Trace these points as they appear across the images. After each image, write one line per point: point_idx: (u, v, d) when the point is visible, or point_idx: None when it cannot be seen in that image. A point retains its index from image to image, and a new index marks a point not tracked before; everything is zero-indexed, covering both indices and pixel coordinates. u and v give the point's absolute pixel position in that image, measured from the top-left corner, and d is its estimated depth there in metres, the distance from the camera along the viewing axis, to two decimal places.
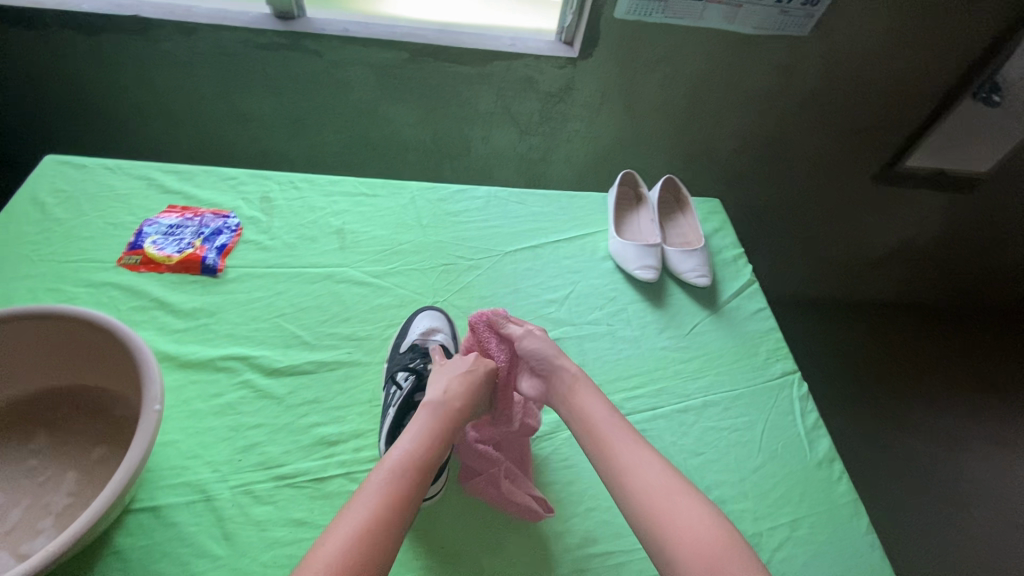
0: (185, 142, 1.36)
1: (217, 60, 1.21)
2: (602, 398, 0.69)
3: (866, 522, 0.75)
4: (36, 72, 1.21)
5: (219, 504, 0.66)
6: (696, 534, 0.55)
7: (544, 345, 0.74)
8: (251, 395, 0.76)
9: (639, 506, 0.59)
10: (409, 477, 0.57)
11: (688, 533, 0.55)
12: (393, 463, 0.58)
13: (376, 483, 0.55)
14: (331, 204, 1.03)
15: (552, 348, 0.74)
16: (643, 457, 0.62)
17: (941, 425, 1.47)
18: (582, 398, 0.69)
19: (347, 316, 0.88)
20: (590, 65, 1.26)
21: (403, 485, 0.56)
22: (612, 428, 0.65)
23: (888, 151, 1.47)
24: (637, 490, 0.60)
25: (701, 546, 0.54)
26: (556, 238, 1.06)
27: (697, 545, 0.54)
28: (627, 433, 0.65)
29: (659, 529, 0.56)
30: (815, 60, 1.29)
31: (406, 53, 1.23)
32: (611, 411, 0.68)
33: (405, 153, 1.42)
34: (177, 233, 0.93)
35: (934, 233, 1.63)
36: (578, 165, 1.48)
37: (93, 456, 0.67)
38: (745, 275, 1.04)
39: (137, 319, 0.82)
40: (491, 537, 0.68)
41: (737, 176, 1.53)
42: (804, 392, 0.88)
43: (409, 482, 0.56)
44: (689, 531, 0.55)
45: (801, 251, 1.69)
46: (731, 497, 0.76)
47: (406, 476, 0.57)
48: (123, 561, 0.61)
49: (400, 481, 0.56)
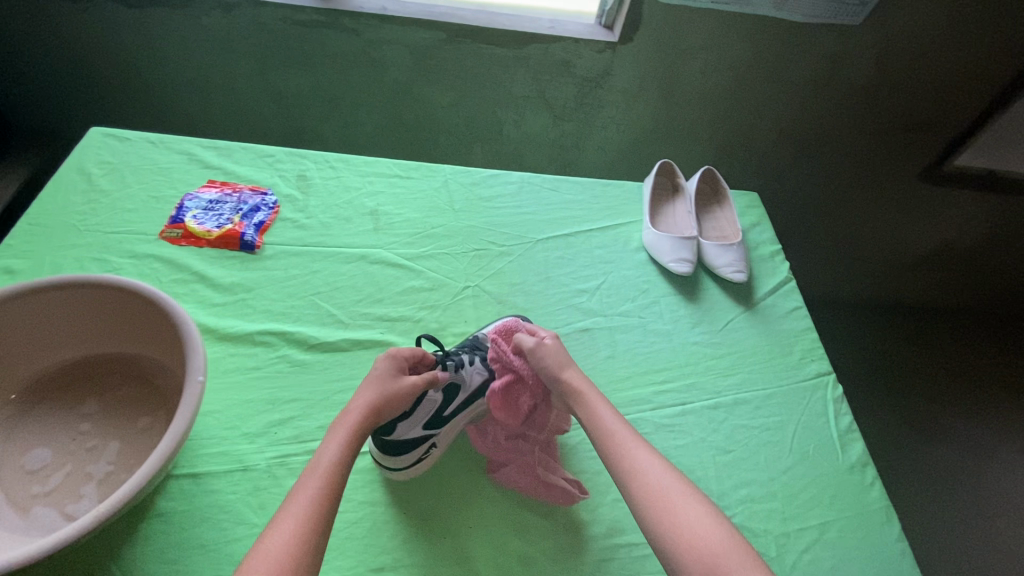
0: (220, 117, 1.38)
1: (257, 36, 1.22)
2: (602, 398, 0.68)
3: (898, 530, 0.74)
4: (81, 43, 1.23)
5: (256, 474, 0.68)
6: (701, 535, 0.54)
7: (558, 355, 0.71)
8: (287, 369, 0.78)
9: (646, 508, 0.58)
10: (328, 490, 0.53)
11: (694, 535, 0.54)
12: (314, 478, 0.54)
13: (299, 502, 0.52)
14: (366, 184, 1.03)
15: (558, 359, 0.71)
16: (650, 459, 0.61)
17: (974, 434, 1.42)
18: (587, 402, 0.67)
19: (381, 297, 0.88)
20: (630, 50, 1.24)
21: (325, 502, 0.53)
22: (617, 430, 0.64)
23: (936, 149, 1.41)
24: (644, 493, 0.59)
25: (704, 545, 0.53)
26: (589, 227, 1.05)
27: (702, 546, 0.53)
28: (630, 434, 0.64)
29: (662, 528, 0.56)
30: (865, 51, 1.25)
31: (444, 34, 1.21)
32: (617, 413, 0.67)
33: (436, 136, 1.41)
34: (216, 208, 0.94)
35: (984, 234, 1.54)
36: (611, 153, 1.45)
37: (139, 424, 0.69)
38: (782, 272, 1.02)
39: (177, 292, 0.84)
40: (520, 521, 0.69)
41: (775, 169, 1.49)
42: (838, 394, 0.86)
43: (332, 498, 0.53)
44: (693, 536, 0.54)
45: (838, 251, 1.64)
46: (759, 496, 0.75)
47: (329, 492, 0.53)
48: (165, 524, 0.63)
49: (322, 497, 0.52)
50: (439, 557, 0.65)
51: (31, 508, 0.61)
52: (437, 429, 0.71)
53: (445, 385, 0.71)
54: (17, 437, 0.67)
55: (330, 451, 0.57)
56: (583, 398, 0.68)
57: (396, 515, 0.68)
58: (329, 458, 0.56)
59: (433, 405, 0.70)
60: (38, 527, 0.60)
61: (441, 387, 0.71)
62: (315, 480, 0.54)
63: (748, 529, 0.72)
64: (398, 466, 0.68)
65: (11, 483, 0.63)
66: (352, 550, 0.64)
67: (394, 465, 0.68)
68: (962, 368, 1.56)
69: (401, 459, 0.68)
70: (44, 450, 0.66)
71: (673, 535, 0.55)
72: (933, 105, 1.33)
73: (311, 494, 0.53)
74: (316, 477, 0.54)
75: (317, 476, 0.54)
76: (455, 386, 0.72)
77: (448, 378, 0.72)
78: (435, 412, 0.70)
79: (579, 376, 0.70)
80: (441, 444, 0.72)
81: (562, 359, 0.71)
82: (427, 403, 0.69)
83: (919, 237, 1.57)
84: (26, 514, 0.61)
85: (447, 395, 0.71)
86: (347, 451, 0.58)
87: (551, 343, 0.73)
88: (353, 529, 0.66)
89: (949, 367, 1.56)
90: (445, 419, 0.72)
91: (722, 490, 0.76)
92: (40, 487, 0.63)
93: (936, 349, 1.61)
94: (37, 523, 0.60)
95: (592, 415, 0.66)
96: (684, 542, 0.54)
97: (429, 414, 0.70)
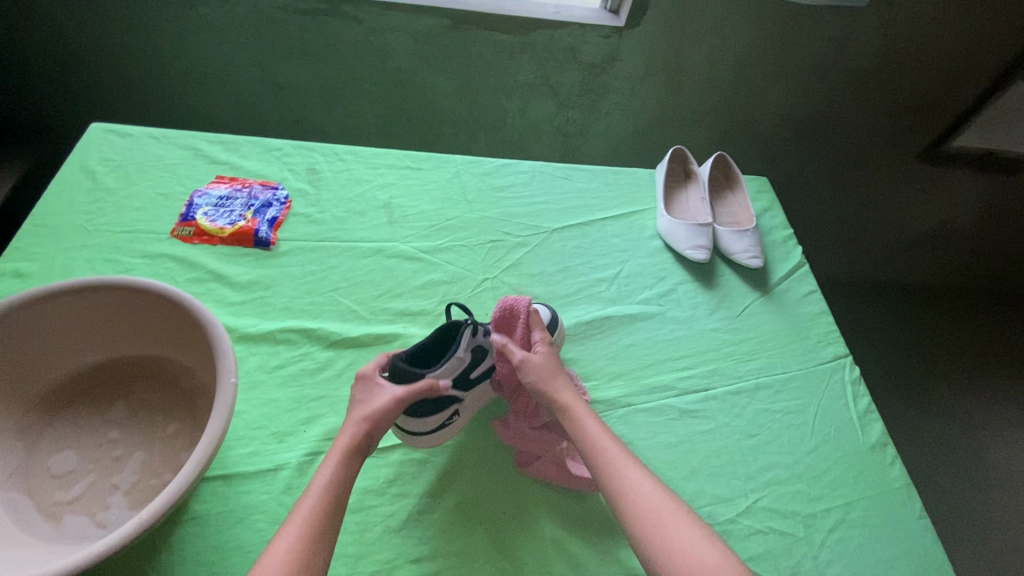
0: (218, 111, 1.34)
1: (256, 27, 1.19)
2: (587, 408, 0.66)
3: (919, 507, 0.76)
4: (74, 36, 1.19)
5: (288, 472, 0.68)
6: (696, 562, 0.53)
7: (535, 366, 0.67)
8: (311, 367, 0.77)
9: (642, 532, 0.56)
10: (310, 538, 0.52)
11: (690, 562, 0.53)
12: (303, 511, 0.54)
13: (277, 556, 0.51)
14: (377, 176, 1.02)
15: (542, 375, 0.67)
16: (640, 477, 0.60)
17: (975, 408, 1.45)
18: (578, 416, 0.65)
19: (400, 291, 0.88)
20: (636, 35, 1.23)
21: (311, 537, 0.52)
22: (606, 445, 0.62)
23: (935, 130, 1.42)
24: (638, 516, 0.57)
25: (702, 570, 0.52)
26: (603, 216, 1.04)
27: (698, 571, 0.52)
28: (620, 449, 0.62)
29: (658, 553, 0.55)
30: (870, 33, 1.25)
31: (447, 20, 1.19)
32: (606, 430, 0.64)
33: (439, 126, 1.39)
34: (227, 205, 0.92)
35: (976, 214, 1.56)
36: (615, 140, 1.44)
37: (168, 430, 0.68)
38: (796, 256, 1.03)
39: (194, 291, 0.82)
40: (552, 507, 0.69)
41: (779, 153, 1.49)
42: (855, 376, 0.88)
43: (319, 533, 0.53)
44: (691, 562, 0.53)
45: (839, 232, 1.65)
46: (786, 478, 0.77)
47: (311, 544, 0.52)
48: (200, 526, 0.63)
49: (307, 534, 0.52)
50: (476, 543, 0.66)
51: (62, 516, 0.60)
52: (462, 391, 0.70)
53: (473, 349, 0.70)
54: (43, 444, 0.65)
55: (312, 495, 0.55)
56: (571, 414, 0.65)
57: (430, 505, 0.68)
58: (311, 504, 0.54)
59: (461, 365, 0.68)
60: (72, 535, 0.59)
61: (470, 348, 0.69)
62: (293, 532, 0.52)
63: (776, 510, 0.73)
64: (420, 429, 0.68)
65: (40, 491, 0.62)
66: (389, 543, 0.64)
67: (418, 428, 0.68)
68: (958, 345, 1.58)
69: (426, 421, 0.67)
70: (71, 456, 0.65)
71: (666, 560, 0.54)
72: (935, 86, 1.35)
73: (290, 547, 0.51)
74: (295, 527, 0.53)
75: (296, 527, 0.53)
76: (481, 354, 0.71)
77: (476, 340, 0.70)
78: (462, 374, 0.69)
79: (546, 390, 0.66)
80: (463, 412, 0.72)
81: (538, 373, 0.67)
82: (454, 362, 0.67)
83: (915, 218, 1.59)
84: (59, 523, 0.60)
85: (475, 357, 0.70)
86: (331, 495, 0.56)
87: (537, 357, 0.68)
88: (389, 522, 0.66)
89: (947, 345, 1.58)
90: (470, 380, 0.71)
91: (749, 473, 0.77)
92: (69, 496, 0.62)
93: (935, 328, 1.62)
94: (71, 531, 0.59)
95: (578, 428, 0.64)
96: (680, 566, 0.53)
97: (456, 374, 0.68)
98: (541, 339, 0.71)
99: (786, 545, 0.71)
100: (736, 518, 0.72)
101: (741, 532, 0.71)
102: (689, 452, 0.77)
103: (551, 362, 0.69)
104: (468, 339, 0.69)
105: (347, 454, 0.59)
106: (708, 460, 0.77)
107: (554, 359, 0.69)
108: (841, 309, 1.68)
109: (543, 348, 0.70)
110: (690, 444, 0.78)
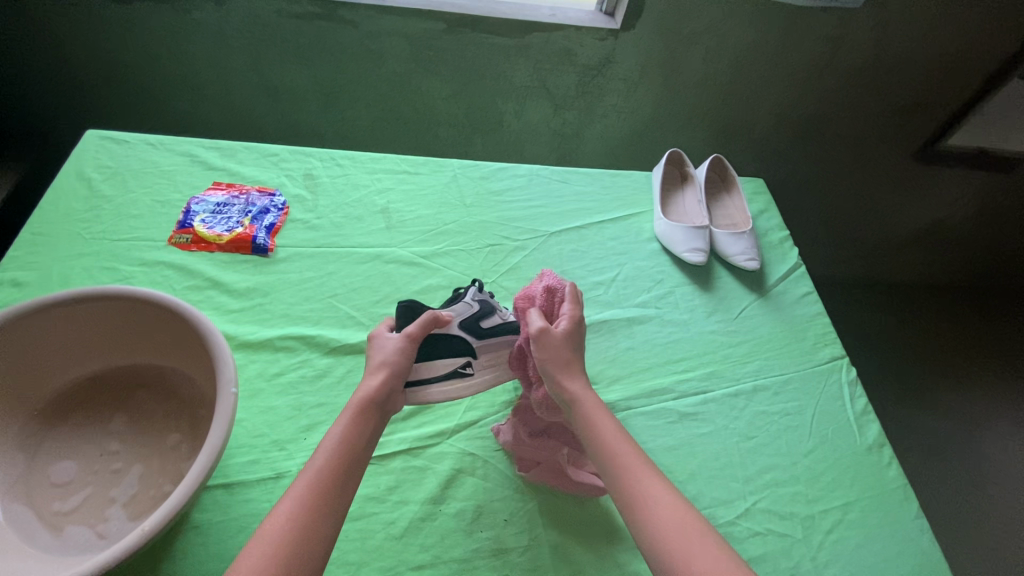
0: (214, 116, 1.34)
1: (250, 31, 1.18)
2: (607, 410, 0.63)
3: (916, 507, 0.77)
4: (69, 42, 1.19)
5: (289, 481, 0.68)
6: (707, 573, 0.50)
7: (553, 345, 0.65)
8: (311, 374, 0.77)
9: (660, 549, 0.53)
10: (303, 520, 0.51)
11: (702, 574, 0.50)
12: (298, 492, 0.53)
13: (274, 528, 0.50)
14: (374, 181, 1.02)
15: (559, 358, 0.65)
16: (659, 487, 0.57)
17: (971, 405, 1.46)
18: (587, 416, 0.62)
19: (399, 296, 0.88)
20: (632, 38, 1.23)
21: (303, 520, 0.51)
22: (624, 452, 0.59)
23: (929, 129, 1.43)
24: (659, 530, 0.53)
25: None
26: (601, 219, 1.05)
27: None
28: (641, 458, 0.59)
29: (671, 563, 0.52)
30: (863, 33, 1.26)
31: (443, 24, 1.19)
32: (622, 431, 0.62)
33: (436, 129, 1.39)
34: (224, 211, 0.92)
35: (970, 212, 1.57)
36: (612, 142, 1.44)
37: (169, 442, 0.68)
38: (793, 258, 1.03)
39: (192, 299, 0.82)
40: (553, 511, 0.70)
41: (774, 154, 1.49)
42: (852, 377, 0.88)
43: (309, 518, 0.51)
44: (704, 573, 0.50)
45: (835, 231, 1.65)
46: (783, 480, 0.77)
47: (312, 510, 0.51)
48: (202, 535, 0.63)
49: (299, 517, 0.51)
50: (477, 550, 0.66)
51: (63, 527, 0.60)
52: (475, 341, 0.71)
53: (478, 300, 0.73)
54: (44, 454, 0.66)
55: (320, 459, 0.55)
56: (585, 412, 0.62)
57: (432, 512, 0.68)
58: (317, 469, 0.54)
59: (468, 311, 0.72)
60: (74, 546, 0.59)
61: (477, 299, 0.73)
62: (295, 497, 0.52)
63: (775, 512, 0.74)
64: (428, 377, 0.68)
65: (40, 502, 0.62)
66: (391, 551, 0.65)
67: (425, 375, 0.68)
68: (953, 343, 1.59)
69: (435, 366, 0.68)
70: (72, 466, 0.65)
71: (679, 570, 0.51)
72: (929, 86, 1.35)
73: (291, 512, 0.51)
74: (298, 491, 0.53)
75: (299, 492, 0.53)
76: (488, 306, 0.73)
77: (483, 295, 0.74)
78: (469, 320, 0.71)
79: (559, 378, 0.64)
80: (478, 367, 0.71)
81: (554, 354, 0.65)
82: (460, 306, 0.72)
83: (909, 216, 1.59)
84: (60, 533, 0.60)
85: (484, 308, 0.73)
86: (339, 460, 0.55)
87: (558, 334, 0.66)
88: (390, 530, 0.66)
89: (942, 342, 1.59)
90: (482, 331, 0.72)
91: (747, 475, 0.77)
92: (68, 506, 0.62)
93: (928, 325, 1.63)
94: (72, 542, 0.59)
95: (593, 428, 0.61)
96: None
97: (464, 320, 0.71)
98: (570, 317, 0.68)
99: (785, 546, 0.71)
100: (735, 520, 0.73)
101: (741, 534, 0.72)
102: (689, 455, 0.78)
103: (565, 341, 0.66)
104: (474, 292, 0.74)
105: (358, 415, 0.59)
106: (707, 463, 0.77)
107: (571, 341, 0.67)
108: (837, 307, 1.69)
109: (566, 328, 0.67)
110: (689, 447, 0.78)
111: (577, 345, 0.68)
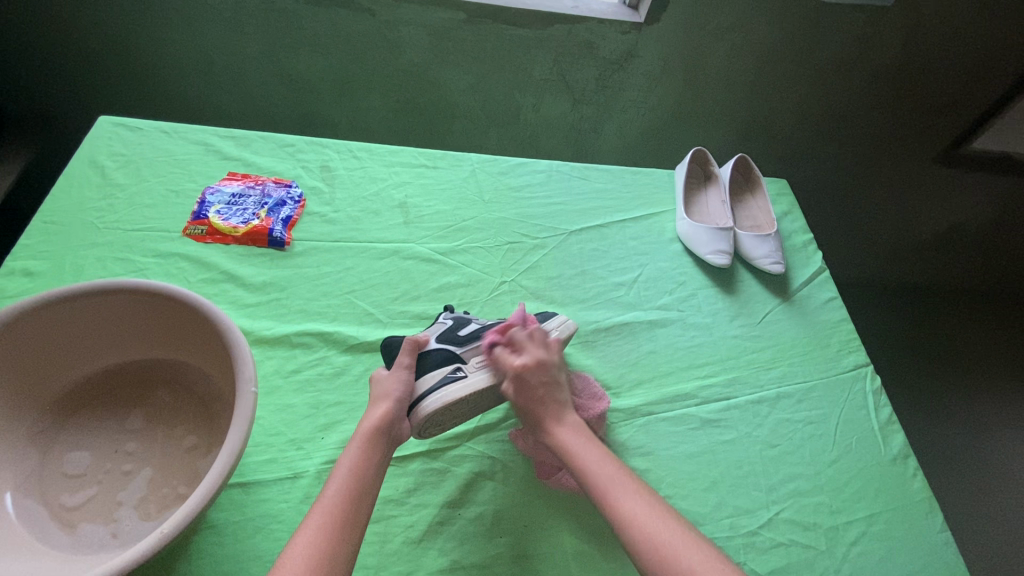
0: (226, 103, 1.32)
1: (265, 17, 1.15)
2: (586, 436, 0.64)
3: (940, 520, 0.75)
4: (81, 25, 1.17)
5: (306, 481, 0.67)
6: None
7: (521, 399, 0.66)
8: (329, 372, 0.76)
9: (661, 571, 0.53)
10: (325, 550, 0.50)
11: None
12: (316, 522, 0.52)
13: (298, 557, 0.49)
14: (391, 174, 1.00)
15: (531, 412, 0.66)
16: (646, 507, 0.57)
17: (988, 412, 1.43)
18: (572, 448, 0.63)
19: (417, 294, 0.86)
20: (656, 32, 1.20)
21: (324, 550, 0.50)
22: (608, 476, 0.60)
23: (953, 132, 1.40)
24: (655, 552, 0.54)
25: None
26: (622, 217, 1.03)
27: None
28: (624, 478, 0.60)
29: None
30: (892, 31, 1.23)
31: (463, 14, 1.16)
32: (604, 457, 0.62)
33: (451, 121, 1.36)
34: (240, 203, 0.91)
35: (988, 216, 1.54)
36: (630, 138, 1.41)
37: (186, 444, 0.67)
38: (816, 262, 1.01)
39: (207, 292, 0.81)
40: (574, 518, 0.69)
41: (796, 153, 1.47)
42: (876, 386, 0.87)
43: (330, 547, 0.50)
44: None
45: (852, 233, 1.63)
46: (807, 490, 0.76)
47: (331, 537, 0.51)
48: (218, 536, 0.61)
49: (320, 548, 0.50)
50: (496, 555, 0.65)
51: (77, 524, 0.59)
52: (457, 350, 0.71)
53: (454, 318, 0.76)
54: (58, 448, 0.65)
55: (332, 489, 0.55)
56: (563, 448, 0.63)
57: (451, 516, 0.67)
58: (330, 497, 0.54)
59: (444, 327, 0.74)
60: (85, 544, 0.58)
61: (451, 317, 0.76)
62: (312, 527, 0.51)
63: (798, 522, 0.72)
64: (422, 393, 0.66)
65: (52, 497, 0.61)
66: (409, 555, 0.63)
67: (420, 392, 0.66)
68: (966, 349, 1.56)
69: (425, 380, 0.67)
70: (86, 461, 0.65)
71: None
72: (956, 87, 1.33)
73: (309, 545, 0.50)
74: (313, 522, 0.52)
75: (316, 520, 0.52)
76: (465, 321, 0.75)
77: (459, 314, 0.77)
78: (448, 333, 0.73)
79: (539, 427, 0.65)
80: (469, 369, 0.69)
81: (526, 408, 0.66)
82: (434, 327, 0.74)
83: (927, 220, 1.57)
84: (72, 531, 0.59)
85: (460, 322, 0.75)
86: (352, 488, 0.55)
87: (522, 390, 0.66)
88: (409, 533, 0.65)
89: (955, 348, 1.56)
90: (461, 340, 0.72)
91: (770, 484, 0.76)
92: (80, 503, 0.61)
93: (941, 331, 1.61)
94: (85, 540, 0.58)
95: (578, 461, 0.62)
96: None
97: (441, 334, 0.73)
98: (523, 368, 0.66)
99: (809, 558, 0.70)
100: (757, 529, 0.71)
101: (764, 544, 0.70)
102: (711, 462, 0.76)
103: (523, 391, 0.66)
104: (448, 314, 0.77)
105: (365, 444, 0.59)
106: (729, 471, 0.76)
107: (528, 384, 0.66)
108: (852, 307, 1.67)
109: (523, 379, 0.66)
110: (712, 454, 0.77)
111: (538, 380, 0.66)
